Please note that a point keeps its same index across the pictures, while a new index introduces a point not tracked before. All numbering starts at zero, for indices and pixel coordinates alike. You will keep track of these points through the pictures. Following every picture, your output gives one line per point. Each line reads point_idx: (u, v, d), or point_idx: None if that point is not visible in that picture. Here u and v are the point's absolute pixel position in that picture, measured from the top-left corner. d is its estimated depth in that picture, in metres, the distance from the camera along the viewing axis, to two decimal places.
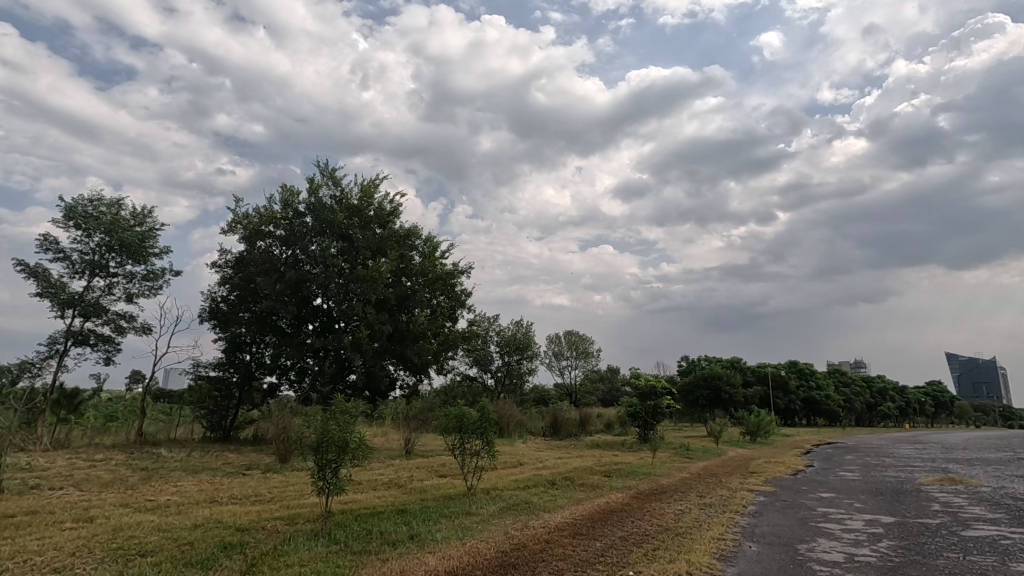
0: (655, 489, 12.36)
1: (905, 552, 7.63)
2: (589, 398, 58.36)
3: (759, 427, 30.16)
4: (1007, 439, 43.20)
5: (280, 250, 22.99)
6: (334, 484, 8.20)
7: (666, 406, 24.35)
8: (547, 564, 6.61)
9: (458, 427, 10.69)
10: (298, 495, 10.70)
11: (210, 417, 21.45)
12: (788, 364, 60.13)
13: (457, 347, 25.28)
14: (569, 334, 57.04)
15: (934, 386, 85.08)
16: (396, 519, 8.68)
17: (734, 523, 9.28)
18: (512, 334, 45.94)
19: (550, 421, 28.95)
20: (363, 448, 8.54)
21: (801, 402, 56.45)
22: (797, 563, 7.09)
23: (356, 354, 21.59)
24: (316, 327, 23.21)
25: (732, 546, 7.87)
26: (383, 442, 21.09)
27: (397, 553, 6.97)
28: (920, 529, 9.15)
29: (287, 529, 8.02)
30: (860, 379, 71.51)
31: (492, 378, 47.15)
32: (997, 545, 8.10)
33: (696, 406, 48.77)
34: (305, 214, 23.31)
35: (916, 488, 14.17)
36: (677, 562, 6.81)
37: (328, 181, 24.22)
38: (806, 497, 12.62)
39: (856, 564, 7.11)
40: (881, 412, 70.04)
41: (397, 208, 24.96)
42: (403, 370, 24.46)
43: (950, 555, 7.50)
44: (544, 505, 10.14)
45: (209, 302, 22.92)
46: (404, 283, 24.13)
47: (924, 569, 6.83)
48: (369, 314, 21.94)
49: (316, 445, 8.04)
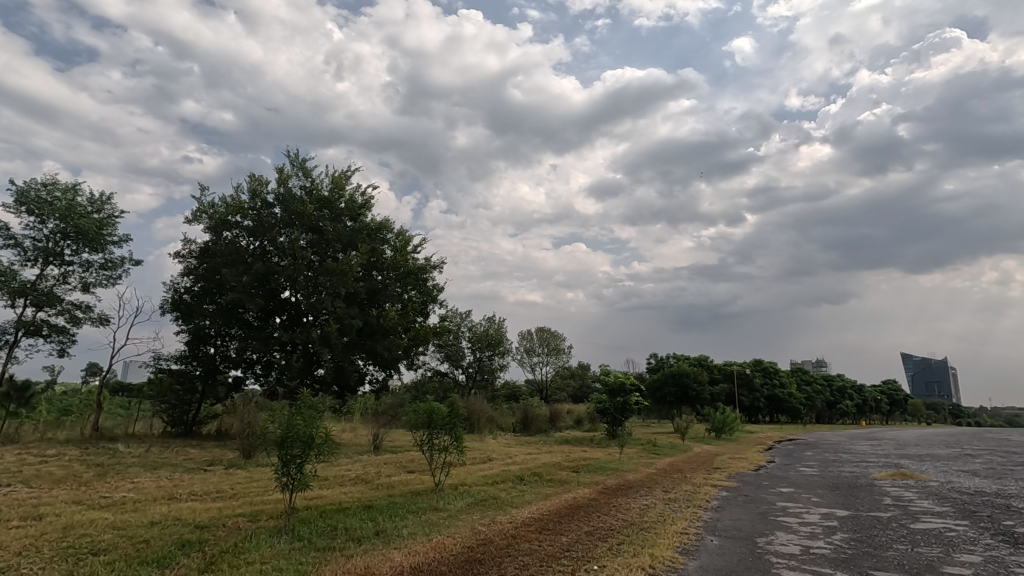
0: (622, 484, 12.55)
1: (858, 545, 7.92)
2: (560, 395, 58.84)
3: (723, 424, 30.83)
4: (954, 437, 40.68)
5: (248, 241, 22.46)
6: (299, 479, 8.05)
7: (635, 401, 24.67)
8: (513, 559, 6.65)
9: (427, 422, 10.63)
10: (262, 491, 10.49)
11: (171, 412, 21.02)
12: (753, 364, 61.77)
13: (428, 342, 25.07)
14: (540, 331, 57.48)
15: (890, 383, 88.56)
16: (362, 516, 8.55)
17: (697, 518, 9.46)
18: (484, 330, 45.90)
19: (520, 417, 29.08)
20: (329, 443, 8.41)
21: (765, 400, 57.95)
22: (756, 556, 7.29)
23: (324, 348, 21.14)
24: (284, 320, 22.69)
25: (694, 540, 8.04)
26: (351, 438, 20.81)
27: (361, 549, 6.90)
28: (873, 523, 9.50)
29: (249, 526, 7.87)
30: (822, 378, 73.86)
31: (464, 374, 47.07)
32: (943, 537, 8.44)
33: (663, 402, 49.63)
34: (274, 204, 22.79)
35: (870, 483, 14.75)
36: (640, 556, 6.91)
37: (299, 171, 23.73)
38: (766, 491, 13.01)
39: (811, 556, 7.35)
40: (840, 409, 72.42)
41: (369, 201, 24.62)
42: (373, 365, 24.17)
43: (899, 547, 7.82)
44: (511, 501, 10.18)
45: (172, 293, 22.35)
46: (375, 277, 23.98)
47: (876, 561, 7.08)
48: (338, 308, 21.52)
49: (280, 440, 7.88)
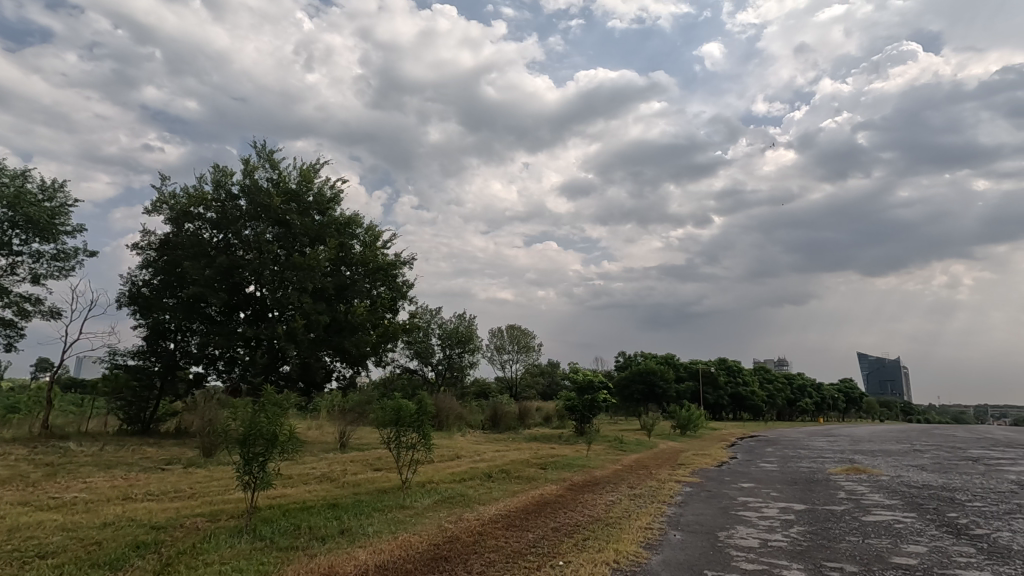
0: (589, 481, 12.66)
1: (813, 537, 8.22)
2: (530, 392, 59.09)
3: (689, 421, 31.49)
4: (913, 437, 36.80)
5: (211, 233, 21.84)
6: (261, 478, 7.87)
7: (603, 399, 24.96)
8: (478, 556, 6.66)
9: (395, 419, 10.53)
10: (222, 491, 10.22)
11: (127, 410, 20.26)
12: (717, 362, 63.30)
13: (398, 339, 24.81)
14: (511, 328, 57.60)
15: (847, 382, 91.93)
16: (327, 515, 8.43)
17: (661, 513, 9.65)
18: (454, 328, 45.81)
19: (490, 415, 29.08)
20: (293, 441, 8.27)
21: (729, 398, 59.42)
22: (717, 550, 7.48)
23: (290, 344, 20.67)
24: (248, 315, 22.15)
25: (658, 534, 8.21)
26: (317, 436, 20.47)
27: (325, 548, 6.79)
28: (827, 516, 9.85)
29: (208, 527, 7.65)
30: (783, 376, 76.18)
31: (433, 371, 46.80)
32: (892, 529, 8.83)
33: (631, 400, 50.33)
34: (239, 196, 22.19)
35: (826, 477, 15.34)
36: (604, 552, 7.01)
37: (265, 163, 23.16)
38: (728, 487, 13.38)
39: (769, 549, 7.58)
40: (799, 407, 74.79)
41: (338, 194, 24.23)
42: (340, 362, 23.81)
43: (851, 539, 8.14)
44: (478, 498, 10.18)
45: (129, 286, 21.56)
46: (343, 273, 23.62)
47: (830, 552, 7.35)
48: (305, 303, 21.07)
49: (241, 438, 7.69)
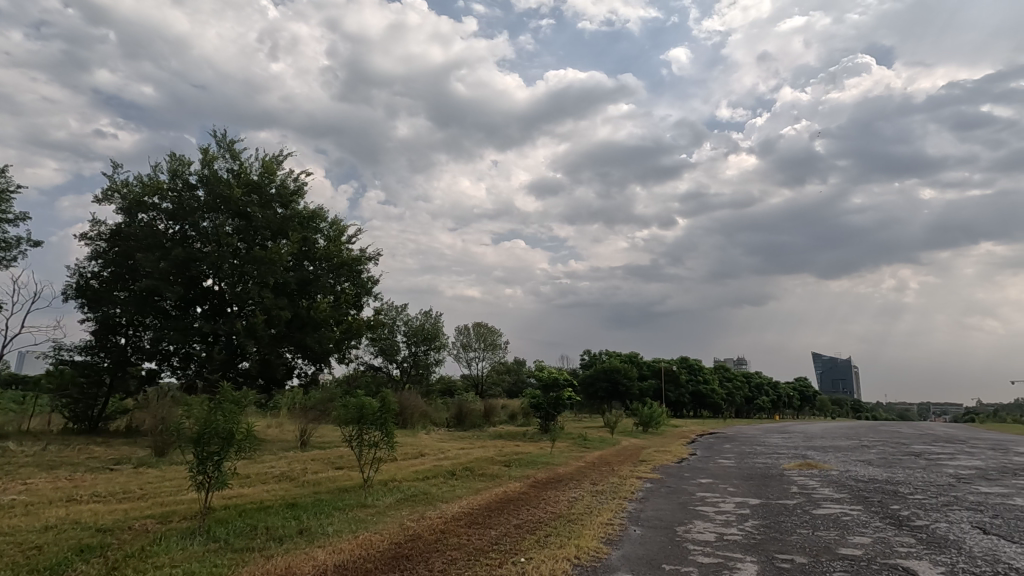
0: (552, 478, 12.79)
1: (766, 530, 8.50)
2: (495, 390, 59.19)
3: (651, 418, 32.12)
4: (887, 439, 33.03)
5: (166, 224, 21.03)
6: (216, 478, 7.63)
7: (568, 396, 25.20)
8: (440, 554, 6.63)
9: (358, 417, 10.38)
10: (175, 491, 9.89)
11: (73, 407, 19.34)
12: (679, 361, 64.78)
13: (362, 336, 24.43)
14: (477, 326, 57.52)
15: (802, 381, 95.29)
16: (285, 515, 8.24)
17: (622, 509, 9.81)
18: (420, 325, 45.51)
19: (454, 413, 28.97)
20: (250, 439, 8.05)
21: (690, 396, 60.89)
22: (675, 544, 7.66)
23: (249, 340, 20.09)
24: (205, 310, 21.45)
25: (618, 530, 8.34)
26: (277, 434, 19.98)
27: (283, 549, 6.64)
28: (780, 510, 10.21)
29: (158, 528, 7.38)
30: (742, 375, 78.46)
31: (398, 369, 46.34)
32: (839, 521, 9.23)
33: (595, 398, 50.97)
34: (197, 186, 21.43)
35: (779, 472, 15.90)
36: (566, 548, 7.08)
37: (225, 153, 22.45)
38: (688, 483, 13.72)
39: (724, 542, 7.80)
40: (756, 405, 77.24)
41: (301, 187, 23.68)
42: (302, 359, 23.28)
43: (802, 531, 8.46)
44: (441, 496, 10.13)
45: (76, 278, 20.57)
46: (306, 268, 23.11)
47: (782, 545, 7.62)
48: (266, 298, 20.50)
49: (195, 437, 7.44)
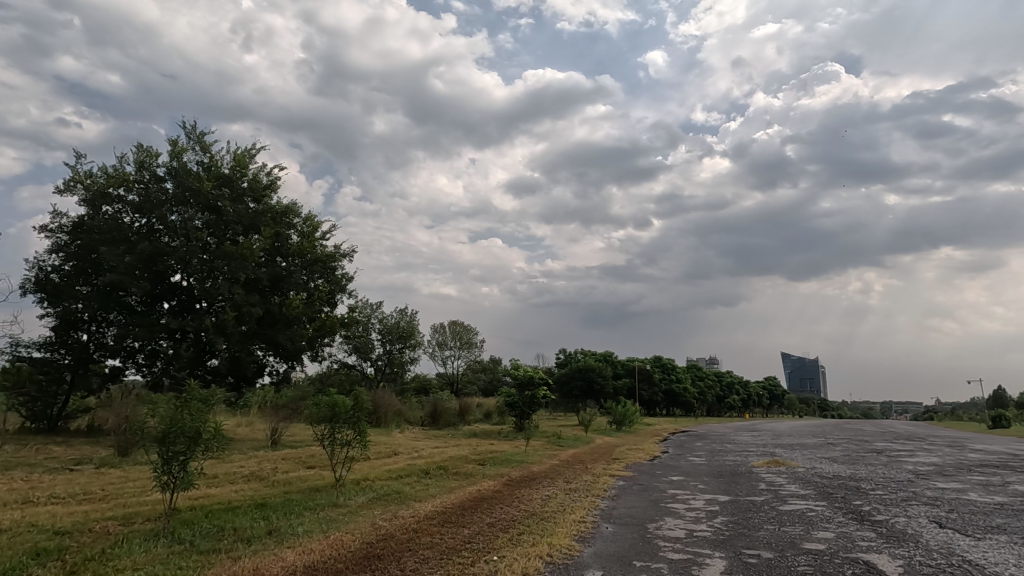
0: (526, 476, 12.87)
1: (734, 526, 8.68)
2: (470, 388, 59.08)
3: (624, 417, 32.52)
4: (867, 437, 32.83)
5: (132, 217, 20.40)
6: (181, 478, 7.44)
7: (543, 395, 25.29)
8: (413, 553, 6.60)
9: (330, 416, 10.24)
10: (139, 491, 9.62)
11: (32, 406, 18.60)
12: (653, 360, 65.69)
13: (335, 333, 24.14)
14: (453, 324, 57.29)
15: (771, 380, 97.54)
16: (254, 515, 8.10)
17: (594, 507, 9.89)
18: (395, 323, 45.11)
19: (429, 411, 28.82)
20: (219, 438, 7.88)
21: (662, 395, 61.75)
22: (646, 541, 7.76)
23: (218, 337, 19.60)
24: (173, 306, 20.90)
25: (591, 528, 8.42)
26: (246, 433, 19.56)
27: (251, 550, 6.52)
28: (748, 506, 10.45)
29: (121, 530, 7.18)
30: (714, 374, 79.93)
31: (372, 367, 45.84)
32: (804, 516, 9.49)
33: (570, 396, 51.33)
34: (166, 179, 20.83)
35: (748, 470, 16.25)
36: (539, 545, 7.12)
37: (195, 145, 21.87)
38: (659, 480, 13.95)
39: (694, 538, 7.95)
40: (727, 404, 78.82)
41: (275, 182, 23.22)
42: (274, 356, 22.86)
43: (769, 527, 8.67)
44: (415, 495, 10.09)
45: (35, 271, 19.79)
46: (279, 264, 22.69)
47: (750, 540, 7.80)
48: (237, 295, 20.05)
49: (160, 436, 7.24)
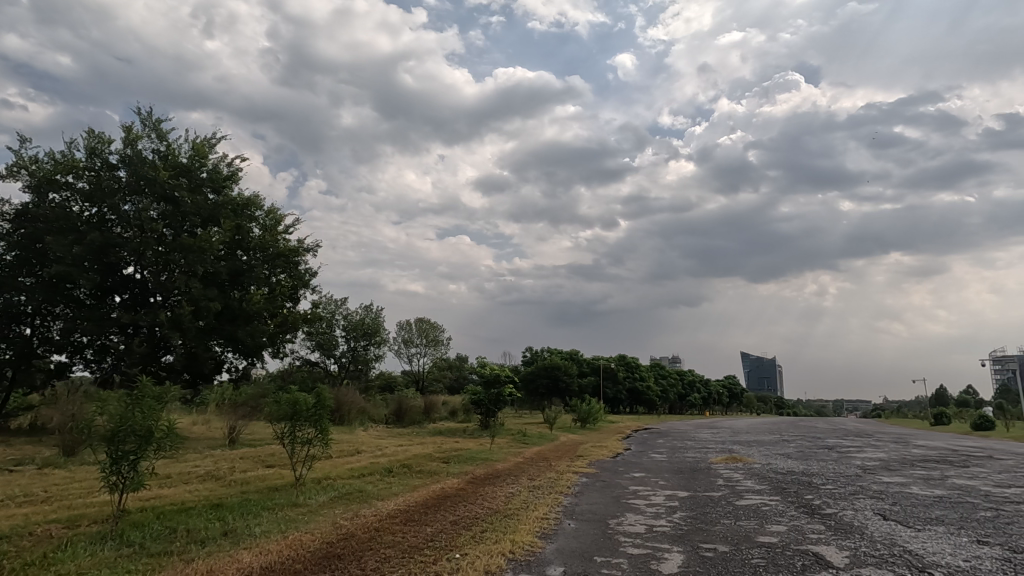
0: (490, 473, 12.89)
1: (693, 521, 8.91)
2: (436, 386, 58.77)
3: (588, 414, 32.96)
4: (818, 434, 34.05)
5: (82, 206, 19.46)
6: (130, 479, 7.15)
7: (509, 393, 25.34)
8: (374, 552, 6.53)
9: (291, 414, 10.01)
10: (85, 493, 9.22)
11: None
12: (617, 359, 66.65)
13: (297, 330, 23.64)
14: (420, 321, 56.86)
15: (730, 379, 100.35)
16: (208, 515, 7.86)
17: (558, 504, 9.98)
18: (360, 319, 44.45)
19: (394, 409, 28.51)
20: (172, 437, 7.60)
21: (626, 393, 62.73)
22: (607, 536, 7.88)
23: (174, 332, 18.86)
24: (125, 299, 20.08)
25: (553, 524, 8.49)
26: (202, 431, 18.92)
27: (205, 551, 6.33)
28: (706, 501, 10.74)
29: (65, 533, 6.86)
30: (676, 373, 81.65)
31: (336, 364, 45.10)
32: (759, 511, 9.81)
33: (535, 394, 51.66)
34: (119, 167, 19.95)
35: (707, 466, 16.68)
36: (501, 542, 7.15)
37: (151, 132, 21.04)
38: (621, 476, 14.19)
39: (654, 533, 8.12)
40: (688, 402, 80.67)
41: (236, 173, 22.57)
42: (232, 352, 22.20)
43: (725, 521, 8.94)
44: (377, 493, 9.99)
45: None
46: (239, 257, 22.03)
47: (706, 535, 8.01)
48: (193, 288, 19.32)
49: (109, 435, 6.95)
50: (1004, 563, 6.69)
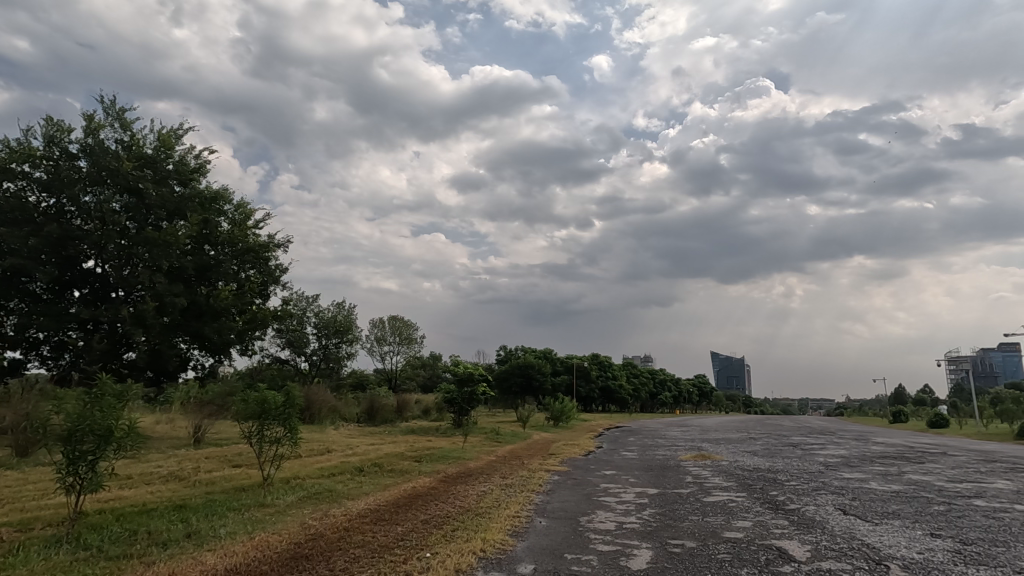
0: (462, 472, 12.85)
1: (662, 518, 9.05)
2: (409, 384, 58.37)
3: (561, 413, 33.11)
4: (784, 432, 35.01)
5: (39, 197, 18.70)
6: (88, 480, 6.90)
7: (482, 392, 25.30)
8: (343, 552, 6.46)
9: (259, 412, 9.81)
10: (39, 495, 8.88)
11: None
12: (590, 358, 67.23)
13: (267, 327, 23.18)
14: (393, 319, 56.33)
15: (700, 378, 102.24)
16: (171, 517, 7.66)
17: (530, 502, 10.03)
18: (332, 316, 43.80)
19: (366, 408, 28.20)
20: (133, 436, 7.37)
21: (599, 391, 63.30)
22: (577, 533, 7.95)
23: (137, 329, 18.23)
24: (85, 294, 19.38)
25: (524, 522, 8.53)
26: (166, 431, 18.40)
27: (167, 554, 6.17)
28: (675, 498, 10.93)
29: (17, 537, 6.60)
30: (648, 372, 82.72)
31: (306, 362, 44.36)
32: (725, 507, 10.05)
33: (509, 393, 51.72)
34: (79, 156, 19.23)
35: (676, 464, 16.95)
36: (473, 541, 7.15)
37: (114, 121, 20.33)
38: (593, 474, 14.35)
39: (623, 530, 8.23)
40: (660, 400, 81.87)
41: (204, 165, 21.99)
42: (198, 350, 21.65)
43: (693, 517, 9.12)
44: (347, 493, 9.86)
45: None
46: (206, 252, 21.47)
47: (675, 531, 8.16)
48: (157, 283, 18.75)
49: (65, 434, 6.71)
50: (954, 554, 6.99)
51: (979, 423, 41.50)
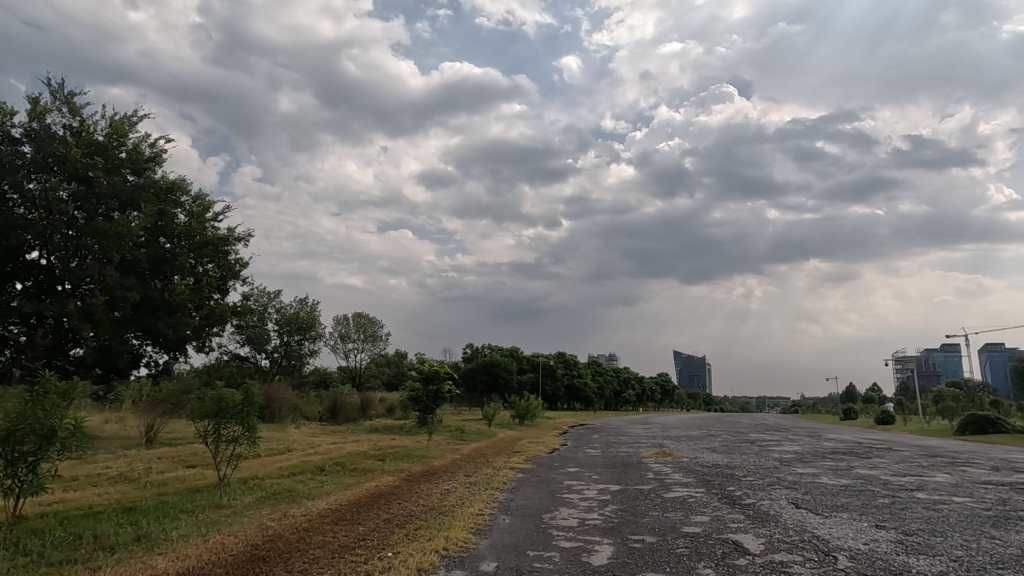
0: (426, 471, 12.75)
1: (623, 514, 9.21)
2: (374, 382, 57.63)
3: (527, 411, 33.23)
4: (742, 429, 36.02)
5: None
6: (30, 483, 6.56)
7: (448, 390, 25.14)
8: (302, 553, 6.32)
9: (216, 411, 9.50)
10: None
11: None
12: (557, 356, 67.76)
13: (226, 323, 22.47)
14: (358, 316, 55.50)
15: (663, 376, 104.31)
16: (119, 520, 7.35)
17: (493, 500, 10.04)
18: (295, 313, 42.82)
19: (328, 406, 27.67)
20: (79, 436, 7.04)
21: (564, 390, 63.85)
22: (540, 530, 8.01)
23: (85, 324, 17.43)
24: (28, 287, 18.41)
25: (488, 520, 8.53)
26: (116, 430, 17.67)
27: (114, 558, 5.92)
28: (637, 494, 11.13)
29: None
30: (613, 371, 83.88)
31: (267, 359, 43.26)
32: (684, 502, 10.29)
33: (474, 391, 51.62)
34: (23, 142, 18.21)
35: (639, 461, 17.24)
36: (435, 540, 7.10)
37: (62, 105, 19.33)
38: (557, 471, 14.48)
39: (586, 526, 8.34)
40: (624, 398, 83.16)
41: (159, 154, 21.17)
42: (152, 346, 20.84)
43: (654, 513, 9.30)
44: (308, 492, 9.66)
45: None
46: (161, 244, 20.67)
47: (636, 527, 8.31)
48: (108, 276, 17.94)
49: (3, 435, 6.36)
50: (896, 544, 7.35)
51: (922, 419, 43.59)
